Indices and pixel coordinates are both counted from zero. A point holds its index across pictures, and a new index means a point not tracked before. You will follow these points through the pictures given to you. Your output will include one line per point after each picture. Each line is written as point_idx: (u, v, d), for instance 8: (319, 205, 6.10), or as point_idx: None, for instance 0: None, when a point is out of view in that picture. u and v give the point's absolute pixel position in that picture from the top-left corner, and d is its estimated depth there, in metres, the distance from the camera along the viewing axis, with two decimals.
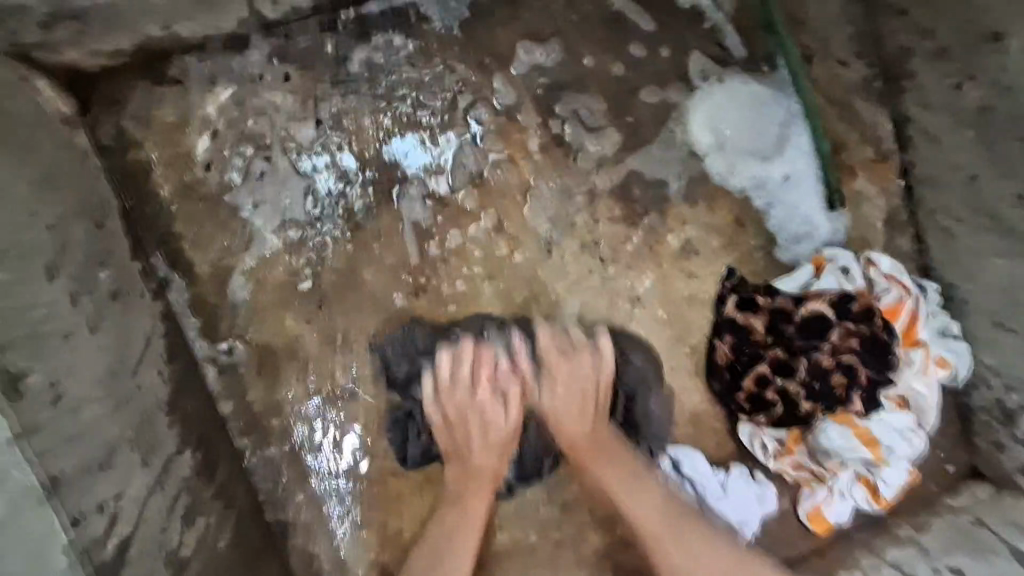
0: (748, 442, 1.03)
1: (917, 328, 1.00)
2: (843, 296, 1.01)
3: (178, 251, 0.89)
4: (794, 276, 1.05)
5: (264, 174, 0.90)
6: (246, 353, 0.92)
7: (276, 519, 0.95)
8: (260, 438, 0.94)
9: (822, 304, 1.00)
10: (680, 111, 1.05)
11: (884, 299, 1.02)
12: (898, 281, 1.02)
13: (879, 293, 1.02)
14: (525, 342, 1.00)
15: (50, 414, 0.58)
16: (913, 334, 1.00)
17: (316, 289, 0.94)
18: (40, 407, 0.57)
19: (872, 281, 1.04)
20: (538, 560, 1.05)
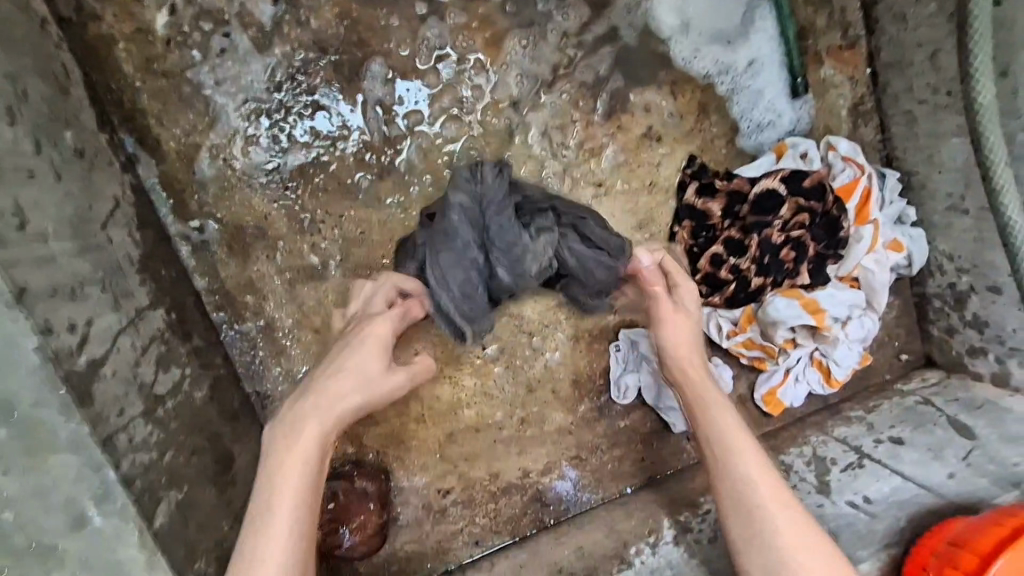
0: (702, 319, 1.08)
1: (868, 205, 1.02)
2: (797, 172, 1.02)
3: (145, 127, 0.91)
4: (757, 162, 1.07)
5: (226, 50, 0.92)
6: (218, 230, 0.96)
7: (256, 390, 1.01)
8: (235, 313, 0.98)
9: (776, 181, 1.02)
10: None
11: (838, 180, 1.04)
12: (853, 160, 1.04)
13: (835, 176, 1.05)
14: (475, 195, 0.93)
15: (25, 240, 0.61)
16: (865, 211, 1.02)
17: (281, 170, 0.97)
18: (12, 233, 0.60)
19: (829, 164, 1.06)
20: (508, 437, 1.13)
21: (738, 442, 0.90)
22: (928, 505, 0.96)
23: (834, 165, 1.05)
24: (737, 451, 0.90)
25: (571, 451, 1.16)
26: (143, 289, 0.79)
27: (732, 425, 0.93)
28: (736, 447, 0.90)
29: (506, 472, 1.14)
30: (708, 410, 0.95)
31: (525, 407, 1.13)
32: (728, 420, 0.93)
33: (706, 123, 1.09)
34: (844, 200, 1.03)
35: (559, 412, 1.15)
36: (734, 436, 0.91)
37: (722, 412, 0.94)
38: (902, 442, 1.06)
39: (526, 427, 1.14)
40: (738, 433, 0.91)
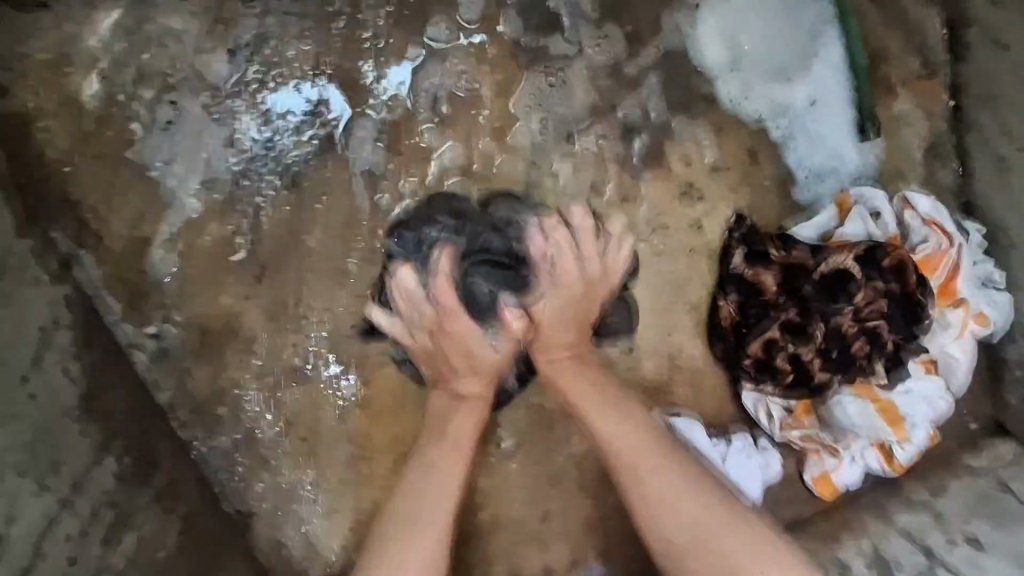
0: (749, 404, 0.94)
1: (954, 282, 0.87)
2: (872, 244, 0.86)
3: (82, 217, 0.75)
4: (816, 217, 0.94)
5: (173, 121, 0.76)
6: (181, 334, 0.80)
7: (239, 507, 0.86)
8: (209, 424, 0.83)
9: (846, 259, 0.86)
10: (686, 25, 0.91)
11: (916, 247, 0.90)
12: (935, 224, 0.89)
13: (910, 240, 0.91)
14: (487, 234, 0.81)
15: None
16: (951, 289, 0.87)
17: (252, 257, 0.80)
18: None
19: (904, 224, 0.91)
20: (529, 536, 1.00)
21: (677, 491, 0.75)
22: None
23: (907, 226, 0.91)
24: (676, 512, 0.73)
25: (602, 546, 1.02)
26: (84, 440, 0.65)
27: (654, 470, 0.76)
28: (675, 510, 0.74)
29: (528, 570, 1.01)
30: (642, 458, 0.77)
31: (547, 504, 0.99)
32: (655, 465, 0.76)
33: (759, 172, 0.94)
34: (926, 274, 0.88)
35: (587, 504, 1.01)
36: (671, 483, 0.75)
37: (638, 454, 0.77)
38: (981, 546, 0.93)
39: (548, 524, 1.00)
40: (671, 484, 0.75)
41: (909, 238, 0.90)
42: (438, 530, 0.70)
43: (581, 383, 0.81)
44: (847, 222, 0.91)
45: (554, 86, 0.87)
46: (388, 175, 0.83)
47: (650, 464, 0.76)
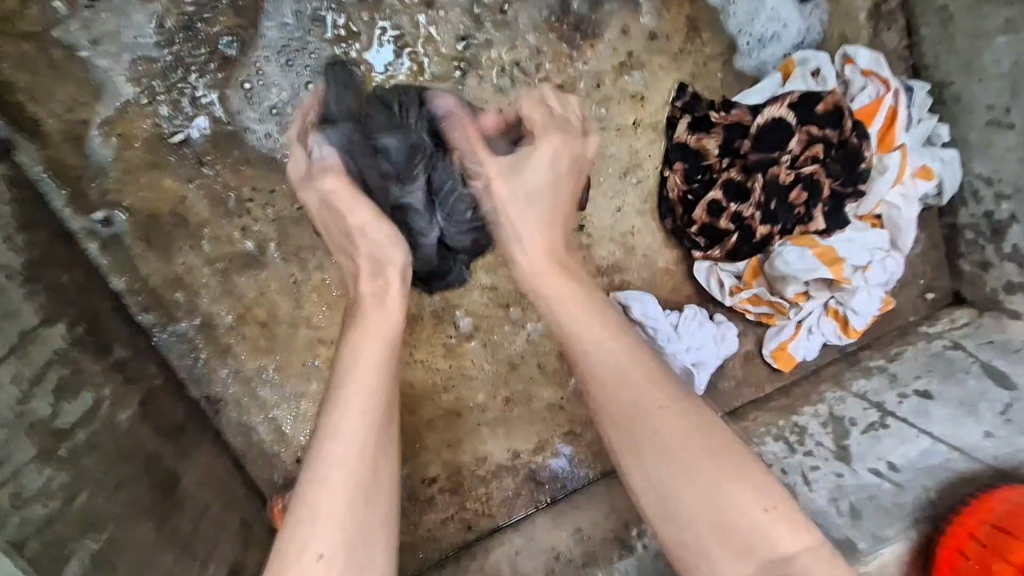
0: (700, 274, 0.94)
1: (894, 127, 0.86)
2: (809, 93, 0.86)
3: (12, 105, 0.76)
4: (759, 84, 0.90)
5: (94, 0, 0.75)
6: (128, 222, 0.82)
7: (204, 392, 0.89)
8: (166, 313, 0.86)
9: (781, 108, 0.86)
10: None
11: (856, 97, 0.88)
12: (881, 76, 0.86)
13: (851, 93, 0.88)
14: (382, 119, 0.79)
15: None
16: (890, 134, 0.86)
17: (192, 142, 0.82)
18: None
19: (846, 79, 0.89)
20: (493, 420, 1.04)
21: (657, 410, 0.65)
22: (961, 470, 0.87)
23: (850, 83, 0.88)
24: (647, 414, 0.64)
25: (565, 427, 1.06)
26: (31, 303, 0.67)
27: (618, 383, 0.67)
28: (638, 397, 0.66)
29: (495, 454, 1.04)
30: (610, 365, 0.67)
31: (510, 386, 1.02)
32: (629, 386, 0.66)
33: (700, 44, 0.93)
34: (866, 121, 0.86)
35: (549, 389, 1.04)
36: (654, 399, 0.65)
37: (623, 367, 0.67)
38: (929, 395, 0.95)
39: (513, 406, 1.04)
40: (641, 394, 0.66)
41: (853, 92, 0.88)
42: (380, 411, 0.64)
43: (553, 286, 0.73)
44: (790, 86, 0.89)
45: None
46: (325, 52, 0.84)
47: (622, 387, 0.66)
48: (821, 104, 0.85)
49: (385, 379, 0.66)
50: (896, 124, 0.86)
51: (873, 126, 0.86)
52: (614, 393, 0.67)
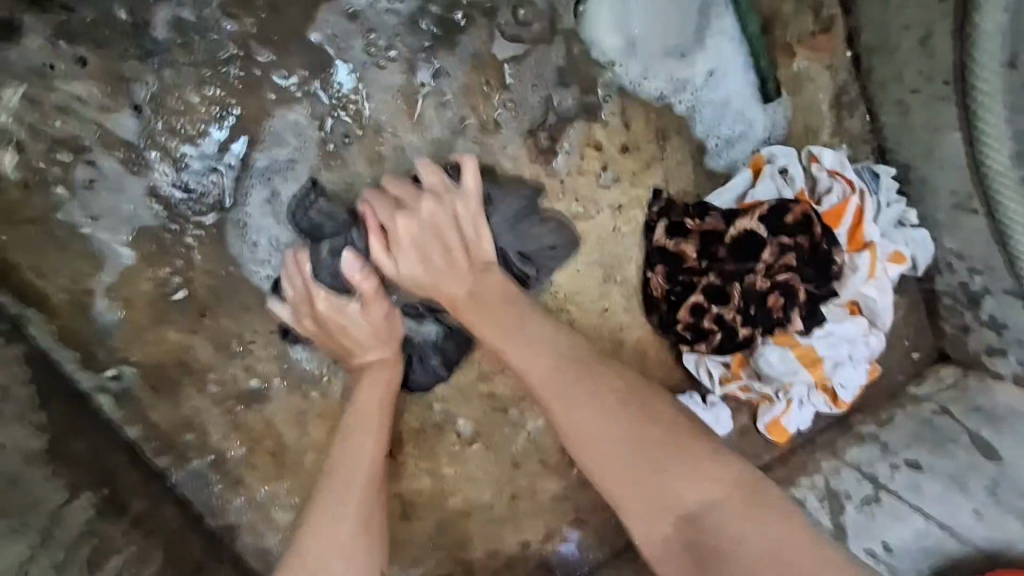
0: (691, 366, 0.98)
1: (862, 226, 0.90)
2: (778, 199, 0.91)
3: (26, 284, 0.80)
4: (731, 183, 0.94)
5: (93, 180, 0.80)
6: (138, 375, 0.86)
7: (219, 525, 0.91)
8: (179, 455, 0.89)
9: (753, 219, 0.90)
10: (575, 20, 0.90)
11: (823, 198, 0.92)
12: (846, 179, 0.91)
13: (818, 192, 0.93)
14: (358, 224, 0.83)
15: None
16: (859, 233, 0.90)
17: (192, 294, 0.86)
18: None
19: (813, 177, 0.93)
20: (501, 516, 1.07)
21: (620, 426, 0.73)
22: (951, 550, 0.92)
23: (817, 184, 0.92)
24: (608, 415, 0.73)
25: (571, 514, 1.09)
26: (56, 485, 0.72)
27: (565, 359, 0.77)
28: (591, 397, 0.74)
29: (506, 546, 1.08)
30: (570, 387, 0.75)
31: (513, 482, 1.06)
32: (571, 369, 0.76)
33: (669, 148, 0.96)
34: (834, 223, 0.90)
35: (552, 479, 1.07)
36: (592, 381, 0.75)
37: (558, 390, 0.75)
38: (920, 469, 0.98)
39: (518, 501, 1.07)
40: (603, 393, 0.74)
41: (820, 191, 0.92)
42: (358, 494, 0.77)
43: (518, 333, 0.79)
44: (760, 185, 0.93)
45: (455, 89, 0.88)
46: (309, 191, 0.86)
47: (573, 398, 0.74)
48: (790, 213, 0.88)
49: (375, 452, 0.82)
50: (862, 226, 0.90)
51: (840, 228, 0.91)
52: (573, 382, 0.75)
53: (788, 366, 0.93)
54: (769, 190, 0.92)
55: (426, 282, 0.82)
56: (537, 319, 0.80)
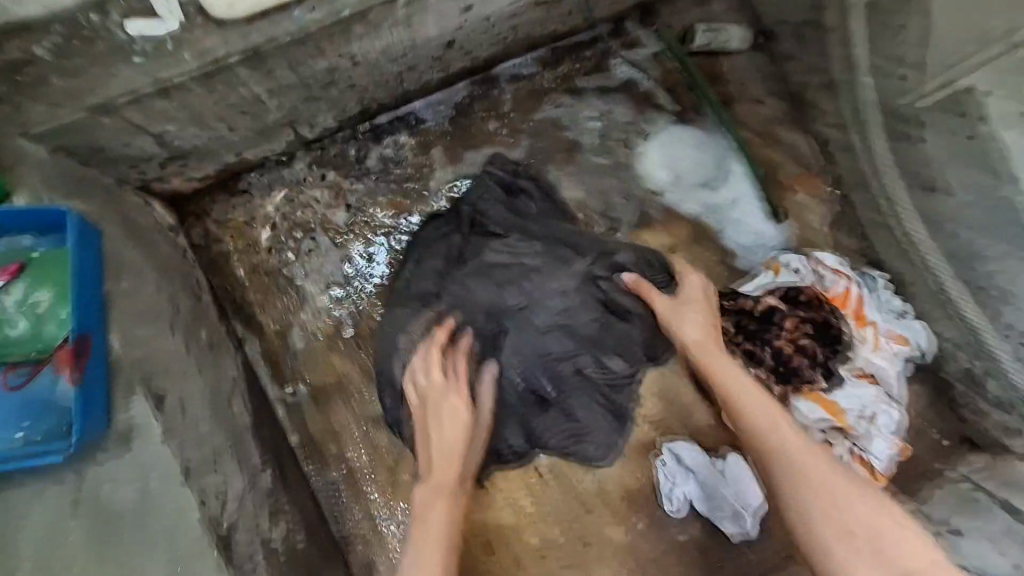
0: (736, 427, 1.20)
1: (863, 311, 1.17)
2: (790, 288, 1.17)
3: (251, 315, 1.15)
4: (752, 280, 1.25)
5: (312, 250, 1.18)
6: (307, 390, 1.16)
7: (340, 528, 1.13)
8: (320, 460, 1.15)
9: (770, 298, 1.15)
10: (637, 156, 1.28)
11: (829, 288, 1.19)
12: (841, 276, 1.19)
13: (826, 284, 1.20)
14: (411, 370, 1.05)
15: (180, 413, 0.81)
16: (863, 316, 1.17)
17: (354, 332, 1.17)
18: (174, 406, 0.80)
19: (820, 275, 1.21)
20: (570, 559, 1.20)
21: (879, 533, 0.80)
22: None
23: (815, 275, 1.21)
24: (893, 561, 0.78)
25: (631, 568, 1.20)
26: (255, 450, 0.97)
27: (809, 456, 0.87)
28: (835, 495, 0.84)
29: None
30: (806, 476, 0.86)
31: (579, 524, 1.21)
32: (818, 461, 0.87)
33: (704, 253, 1.29)
34: (840, 306, 1.17)
35: (614, 527, 1.21)
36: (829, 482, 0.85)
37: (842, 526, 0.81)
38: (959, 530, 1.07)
39: (586, 548, 1.20)
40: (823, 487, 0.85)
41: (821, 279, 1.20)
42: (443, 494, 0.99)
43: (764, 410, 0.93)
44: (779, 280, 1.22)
45: (544, 197, 1.20)
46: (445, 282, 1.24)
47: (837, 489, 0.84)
48: (800, 293, 1.15)
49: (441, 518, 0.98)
50: (858, 306, 1.17)
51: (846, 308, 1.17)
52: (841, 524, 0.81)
53: (819, 422, 1.11)
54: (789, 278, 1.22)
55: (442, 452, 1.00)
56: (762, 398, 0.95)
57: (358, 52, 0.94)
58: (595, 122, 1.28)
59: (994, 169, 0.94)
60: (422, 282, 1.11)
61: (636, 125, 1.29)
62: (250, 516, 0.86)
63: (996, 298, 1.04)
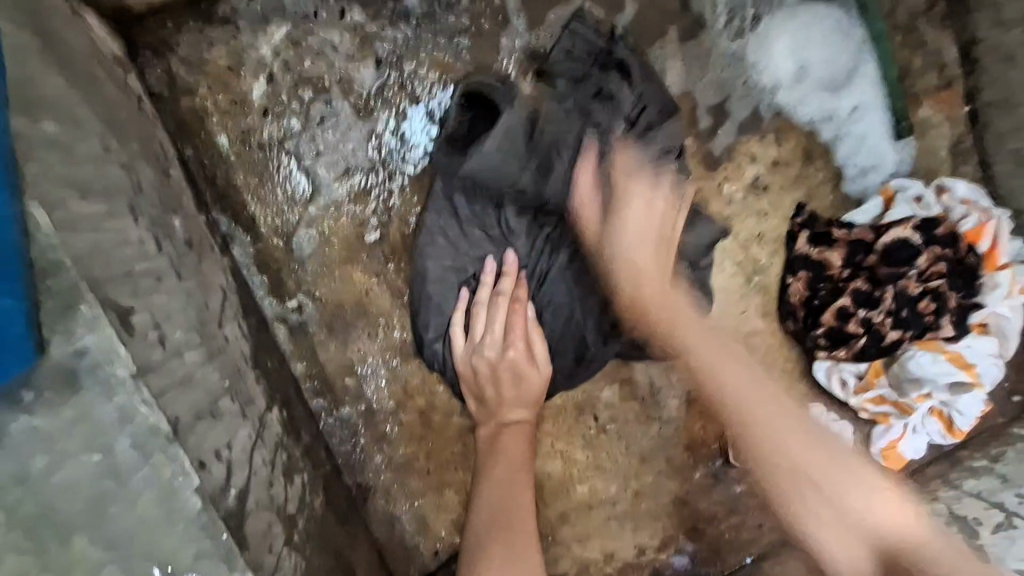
0: (826, 375, 1.02)
1: (996, 251, 0.98)
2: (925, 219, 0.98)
3: (238, 205, 0.83)
4: (862, 208, 1.04)
5: (325, 119, 0.85)
6: (315, 311, 0.87)
7: (357, 480, 0.91)
8: (333, 398, 0.89)
9: (907, 228, 0.97)
10: (756, 33, 0.99)
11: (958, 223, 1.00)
12: (969, 207, 1.00)
13: (953, 219, 1.01)
14: (470, 311, 0.88)
15: (159, 342, 0.52)
16: (993, 256, 0.98)
17: (382, 238, 0.88)
18: (148, 331, 0.51)
19: (945, 206, 1.02)
20: (623, 516, 1.04)
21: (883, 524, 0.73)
22: None
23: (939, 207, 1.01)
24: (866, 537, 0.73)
25: (688, 524, 1.07)
26: (258, 388, 0.70)
27: (815, 448, 0.77)
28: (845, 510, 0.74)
29: (622, 551, 1.04)
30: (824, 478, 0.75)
31: (638, 479, 1.03)
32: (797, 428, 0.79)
33: (812, 170, 1.05)
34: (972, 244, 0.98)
35: (674, 481, 1.06)
36: (833, 473, 0.75)
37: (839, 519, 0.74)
38: None
39: (642, 504, 1.05)
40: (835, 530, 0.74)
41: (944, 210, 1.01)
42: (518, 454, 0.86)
43: (738, 374, 0.83)
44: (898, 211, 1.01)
45: (643, 79, 0.91)
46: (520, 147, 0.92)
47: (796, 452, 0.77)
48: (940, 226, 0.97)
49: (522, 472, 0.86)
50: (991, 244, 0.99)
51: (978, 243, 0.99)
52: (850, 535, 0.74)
53: (936, 371, 0.97)
54: (912, 209, 1.01)
55: (511, 403, 0.88)
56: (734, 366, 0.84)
57: None
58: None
59: None
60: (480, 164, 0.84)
61: None
62: (266, 483, 0.61)
63: None
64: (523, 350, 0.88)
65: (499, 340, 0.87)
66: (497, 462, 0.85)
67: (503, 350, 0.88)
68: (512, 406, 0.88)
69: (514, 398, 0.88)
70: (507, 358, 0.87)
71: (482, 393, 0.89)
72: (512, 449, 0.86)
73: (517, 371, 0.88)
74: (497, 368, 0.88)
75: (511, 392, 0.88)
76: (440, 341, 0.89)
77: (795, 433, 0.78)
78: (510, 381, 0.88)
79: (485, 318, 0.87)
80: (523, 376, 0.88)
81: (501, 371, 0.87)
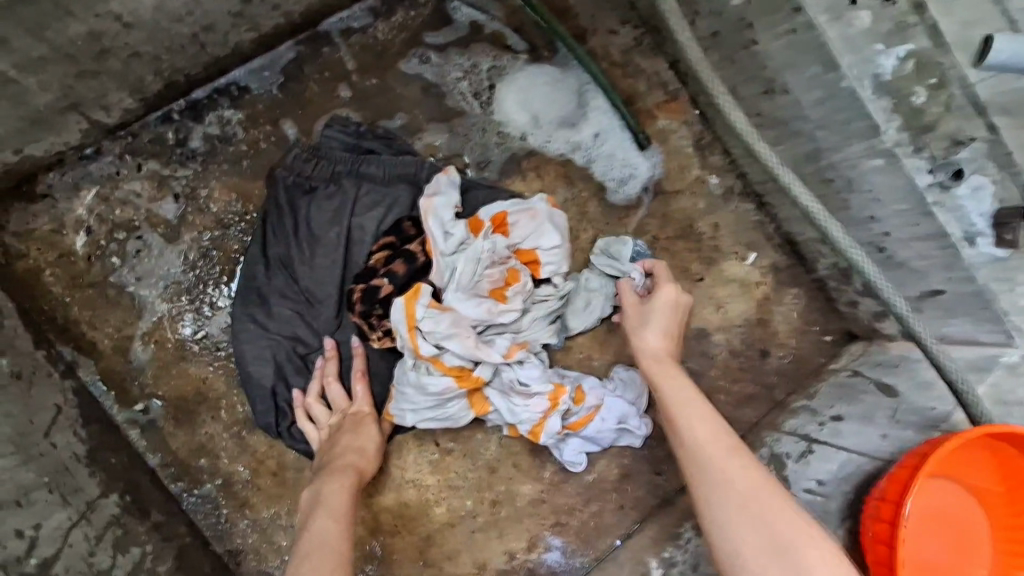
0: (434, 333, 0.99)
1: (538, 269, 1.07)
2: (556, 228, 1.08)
3: (79, 335, 1.02)
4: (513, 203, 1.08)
5: (140, 251, 1.04)
6: (162, 406, 1.04)
7: (226, 544, 1.04)
8: (190, 478, 1.04)
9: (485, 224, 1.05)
10: (490, 97, 1.20)
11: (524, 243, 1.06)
12: (544, 243, 1.06)
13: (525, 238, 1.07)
14: (317, 380, 1.05)
15: None
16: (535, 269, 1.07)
17: (206, 334, 1.06)
18: None
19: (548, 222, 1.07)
20: (484, 526, 1.15)
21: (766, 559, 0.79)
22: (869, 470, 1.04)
23: (450, 322, 0.99)
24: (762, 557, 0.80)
25: (550, 520, 1.17)
26: (93, 480, 0.90)
27: (751, 519, 0.82)
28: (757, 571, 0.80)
29: (492, 559, 1.14)
30: (780, 535, 0.80)
31: (488, 488, 1.15)
32: (727, 468, 0.87)
33: (575, 191, 1.23)
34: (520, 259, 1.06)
35: (526, 484, 1.17)
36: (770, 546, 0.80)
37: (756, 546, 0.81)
38: (841, 418, 1.10)
39: (501, 513, 1.15)
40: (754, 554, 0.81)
41: (535, 238, 1.06)
42: (348, 500, 0.94)
43: (723, 479, 0.86)
44: (517, 214, 1.07)
45: (395, 154, 1.11)
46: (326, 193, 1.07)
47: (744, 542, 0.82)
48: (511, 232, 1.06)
49: (348, 518, 0.93)
50: (539, 272, 1.07)
51: (503, 303, 1.03)
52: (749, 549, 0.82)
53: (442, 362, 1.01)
54: (466, 266, 1.01)
55: (351, 454, 1.00)
56: (729, 468, 0.87)
57: (124, 11, 0.83)
58: (465, 81, 1.18)
59: (829, 62, 0.97)
60: (276, 246, 1.05)
61: (487, 68, 1.20)
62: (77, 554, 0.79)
63: (843, 188, 1.08)
64: (361, 408, 1.04)
65: (337, 398, 1.04)
66: (326, 509, 0.92)
67: (342, 406, 1.04)
68: (350, 457, 0.99)
69: (353, 447, 1.00)
70: (344, 413, 1.04)
71: (324, 447, 1.01)
72: (342, 493, 0.94)
73: (357, 423, 1.03)
74: (334, 424, 1.03)
75: (349, 442, 1.01)
76: (269, 408, 1.04)
77: (747, 488, 0.85)
78: (349, 434, 1.01)
79: (327, 385, 1.05)
80: (358, 429, 1.02)
81: (339, 426, 1.02)
